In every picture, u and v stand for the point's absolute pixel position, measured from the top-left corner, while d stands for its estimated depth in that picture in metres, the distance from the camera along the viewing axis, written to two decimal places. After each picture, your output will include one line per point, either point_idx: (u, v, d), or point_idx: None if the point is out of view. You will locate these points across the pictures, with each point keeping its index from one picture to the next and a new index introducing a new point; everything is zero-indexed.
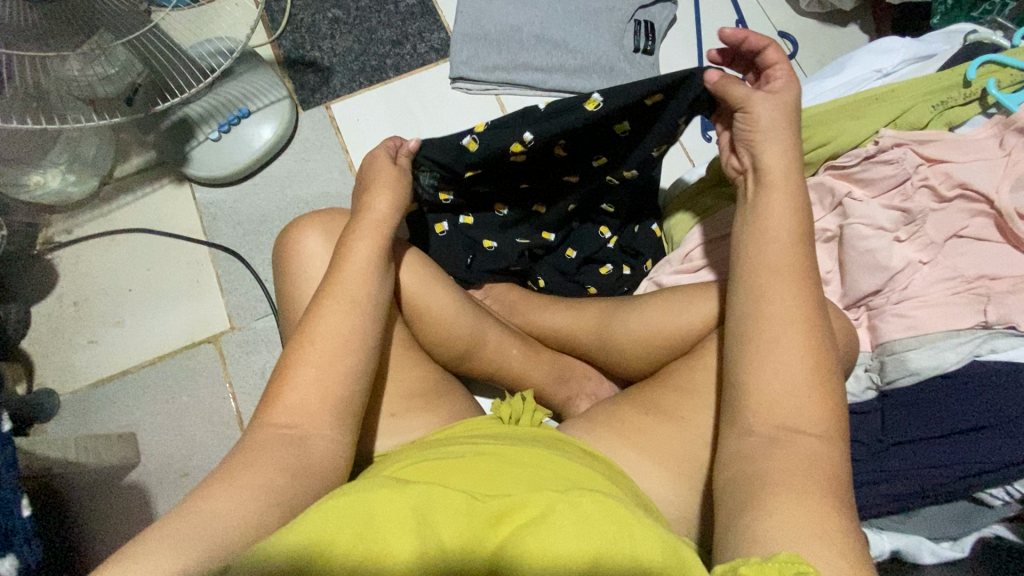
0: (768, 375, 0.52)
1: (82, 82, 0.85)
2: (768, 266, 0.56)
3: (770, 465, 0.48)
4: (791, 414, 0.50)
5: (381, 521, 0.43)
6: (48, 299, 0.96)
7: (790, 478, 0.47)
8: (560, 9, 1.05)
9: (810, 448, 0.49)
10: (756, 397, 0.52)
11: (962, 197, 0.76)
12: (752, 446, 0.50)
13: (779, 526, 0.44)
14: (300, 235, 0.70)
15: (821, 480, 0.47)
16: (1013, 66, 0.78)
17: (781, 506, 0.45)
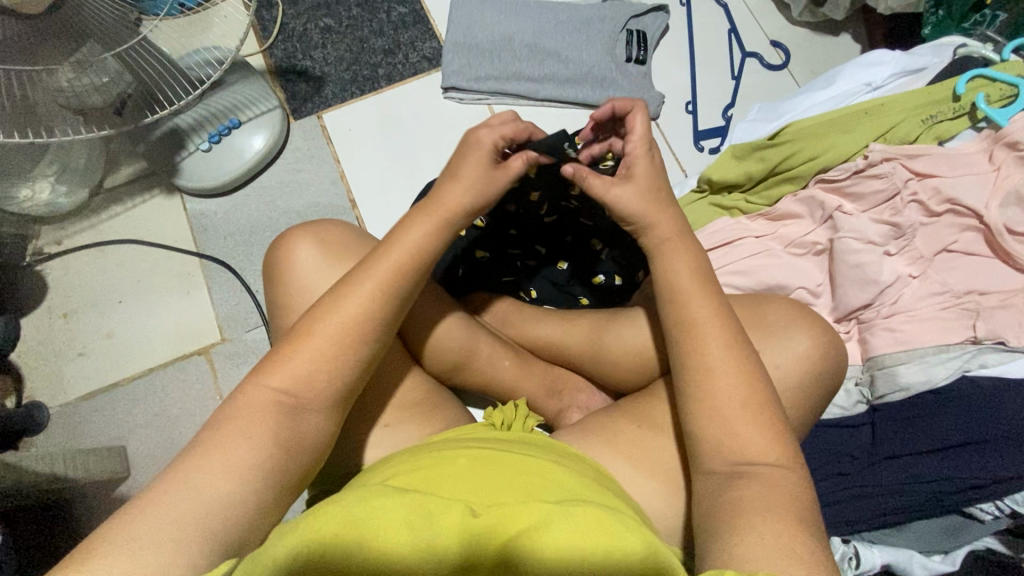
0: (711, 416, 0.52)
1: (71, 92, 0.84)
2: (687, 307, 0.56)
3: (733, 496, 0.48)
4: (738, 447, 0.50)
5: (379, 530, 0.44)
6: (37, 311, 0.95)
7: (758, 503, 0.46)
8: (552, 18, 1.05)
9: (771, 475, 0.48)
10: (708, 438, 0.52)
11: (951, 211, 0.76)
12: (715, 484, 0.50)
13: (749, 551, 0.43)
14: (288, 248, 0.69)
15: (784, 502, 0.46)
16: (1002, 82, 0.78)
17: (752, 529, 0.44)
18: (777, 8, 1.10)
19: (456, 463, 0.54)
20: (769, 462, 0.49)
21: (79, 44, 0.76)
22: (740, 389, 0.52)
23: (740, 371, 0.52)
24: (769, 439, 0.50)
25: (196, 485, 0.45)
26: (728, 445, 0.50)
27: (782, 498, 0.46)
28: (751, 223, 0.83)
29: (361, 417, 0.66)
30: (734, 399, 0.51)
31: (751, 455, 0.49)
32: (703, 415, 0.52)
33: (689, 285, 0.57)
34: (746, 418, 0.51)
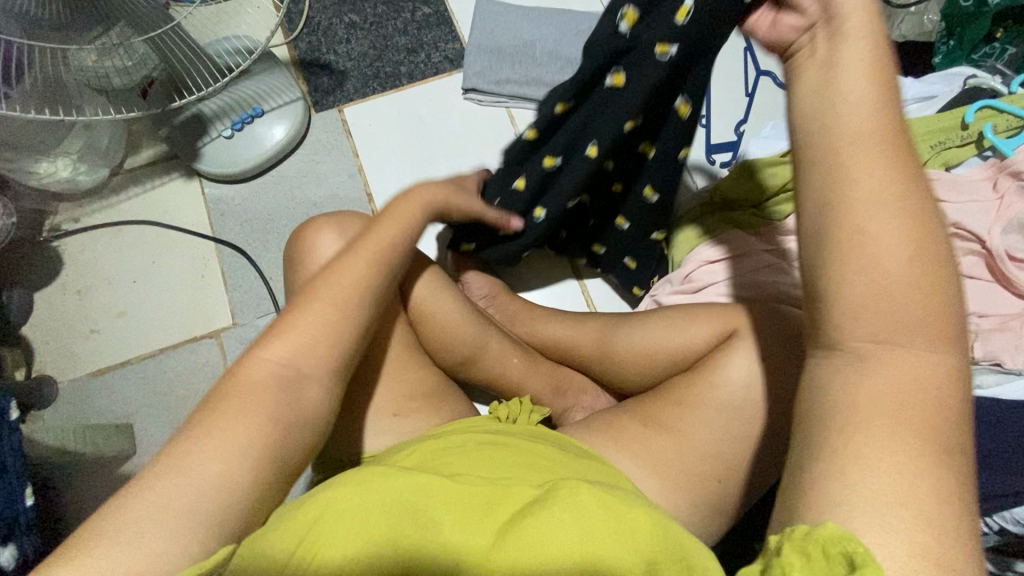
0: (861, 294, 0.36)
1: (98, 72, 0.88)
2: (849, 133, 0.38)
3: (849, 396, 0.35)
4: (886, 322, 0.36)
5: (380, 515, 0.47)
6: (50, 287, 0.96)
7: (884, 420, 0.34)
8: (574, 28, 1.08)
9: (909, 373, 0.35)
10: (841, 315, 0.37)
11: (954, 236, 0.79)
12: (832, 378, 0.37)
13: (857, 493, 0.32)
14: (314, 234, 0.71)
15: (927, 417, 0.34)
16: (1011, 113, 0.81)
17: (853, 462, 0.33)
18: None
19: (465, 446, 0.57)
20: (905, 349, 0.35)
21: (109, 25, 0.76)
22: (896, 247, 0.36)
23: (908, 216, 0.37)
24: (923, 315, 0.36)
25: (190, 456, 0.44)
26: (870, 320, 0.36)
27: (920, 409, 0.34)
28: (758, 236, 0.86)
29: (374, 404, 0.68)
30: (903, 250, 0.36)
31: (904, 339, 0.36)
32: (843, 268, 0.37)
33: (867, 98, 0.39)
34: (911, 275, 0.36)
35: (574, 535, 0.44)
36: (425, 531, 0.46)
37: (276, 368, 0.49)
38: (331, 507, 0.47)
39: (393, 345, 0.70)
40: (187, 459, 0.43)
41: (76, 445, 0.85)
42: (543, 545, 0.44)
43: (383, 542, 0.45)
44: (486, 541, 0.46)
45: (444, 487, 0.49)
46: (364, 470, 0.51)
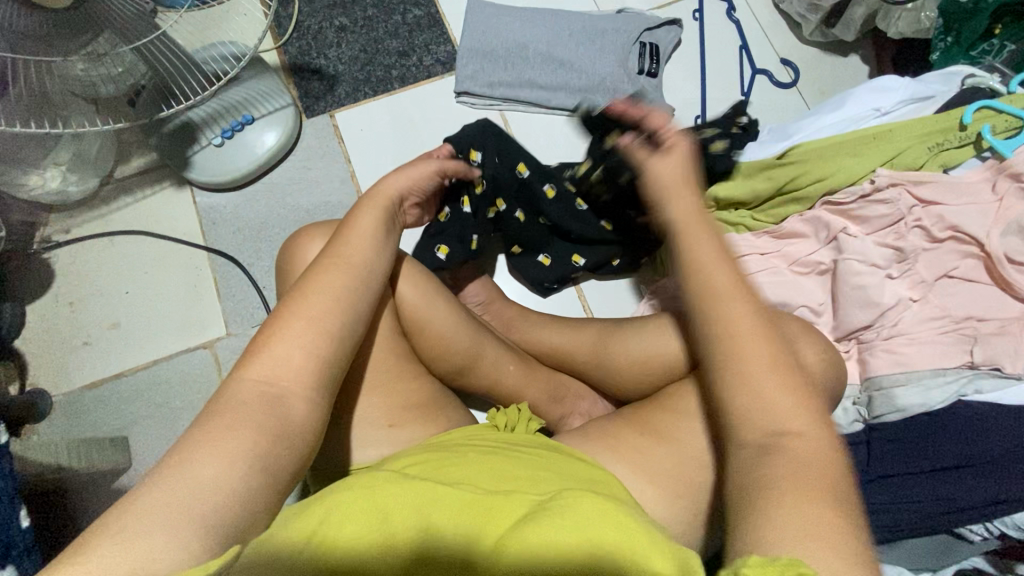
0: (745, 399, 0.49)
1: (85, 81, 0.84)
2: (714, 290, 0.54)
3: (776, 469, 0.45)
4: (767, 417, 0.48)
5: (377, 517, 0.46)
6: (42, 299, 0.96)
7: (788, 481, 0.44)
8: (567, 28, 1.06)
9: (800, 450, 0.46)
10: (741, 417, 0.49)
11: (952, 238, 0.78)
12: (749, 458, 0.48)
13: (778, 532, 0.41)
14: (306, 246, 0.70)
15: (815, 478, 0.44)
16: (1009, 114, 0.80)
17: (777, 513, 0.42)
18: (787, 27, 1.11)
19: (464, 457, 0.56)
20: (800, 433, 0.47)
21: (97, 32, 0.75)
22: (767, 355, 0.50)
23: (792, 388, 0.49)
24: (796, 409, 0.48)
25: (198, 468, 0.43)
26: (752, 417, 0.49)
27: (813, 473, 0.44)
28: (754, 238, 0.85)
29: (367, 416, 0.67)
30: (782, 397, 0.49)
31: (788, 423, 0.48)
32: (732, 393, 0.50)
33: (727, 288, 0.54)
34: (780, 395, 0.49)
35: (574, 541, 0.42)
36: (416, 533, 0.45)
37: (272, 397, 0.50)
38: (333, 509, 0.47)
39: (387, 357, 0.70)
40: (192, 475, 0.43)
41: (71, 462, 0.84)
42: (542, 549, 0.42)
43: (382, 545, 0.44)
44: (485, 547, 0.44)
45: (442, 493, 0.47)
46: (368, 476, 0.51)
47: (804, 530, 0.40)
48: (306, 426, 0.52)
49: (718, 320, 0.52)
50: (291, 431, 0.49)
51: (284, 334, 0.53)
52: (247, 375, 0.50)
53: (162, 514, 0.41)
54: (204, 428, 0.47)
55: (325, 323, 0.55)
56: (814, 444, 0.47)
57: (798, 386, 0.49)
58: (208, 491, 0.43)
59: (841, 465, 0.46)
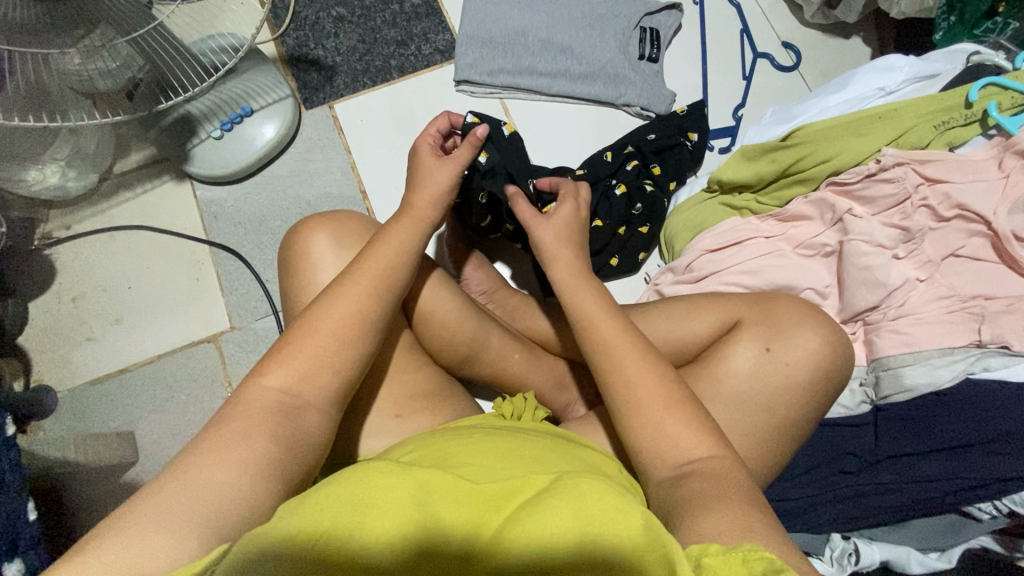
0: (667, 429, 0.53)
1: (82, 75, 0.85)
2: (601, 336, 0.59)
3: (684, 495, 0.48)
4: (674, 447, 0.52)
5: (374, 506, 0.43)
6: (45, 295, 0.95)
7: (715, 492, 0.47)
8: (566, 14, 1.06)
9: (713, 467, 0.50)
10: (659, 448, 0.52)
11: (960, 217, 0.78)
12: (667, 484, 0.51)
13: (714, 527, 0.44)
14: (308, 235, 0.69)
15: (734, 488, 0.48)
16: (1015, 90, 0.79)
17: (715, 514, 0.45)
18: (789, 10, 1.10)
19: (468, 439, 0.56)
20: (703, 458, 0.51)
21: (91, 27, 0.74)
22: (662, 390, 0.55)
23: (680, 410, 0.53)
24: (699, 435, 0.52)
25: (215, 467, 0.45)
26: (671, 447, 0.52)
27: (729, 485, 0.48)
28: (759, 223, 0.85)
29: (374, 405, 0.67)
30: (684, 429, 0.52)
31: (697, 450, 0.52)
32: (638, 422, 0.54)
33: (607, 335, 0.59)
34: (676, 419, 0.53)
35: (579, 526, 0.41)
36: (416, 520, 0.43)
37: (290, 406, 0.51)
38: (332, 499, 0.44)
39: (393, 345, 0.69)
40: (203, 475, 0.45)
41: (77, 456, 0.88)
42: (541, 534, 0.41)
43: (385, 534, 0.42)
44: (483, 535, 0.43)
45: (436, 480, 0.46)
46: (367, 463, 0.49)
47: (750, 526, 0.44)
48: (312, 415, 0.52)
49: (602, 375, 0.57)
50: (293, 418, 0.50)
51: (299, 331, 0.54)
52: (259, 382, 0.51)
53: (172, 506, 0.42)
54: (230, 425, 0.48)
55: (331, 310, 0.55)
56: (724, 461, 0.51)
57: (691, 410, 0.54)
58: (212, 495, 0.44)
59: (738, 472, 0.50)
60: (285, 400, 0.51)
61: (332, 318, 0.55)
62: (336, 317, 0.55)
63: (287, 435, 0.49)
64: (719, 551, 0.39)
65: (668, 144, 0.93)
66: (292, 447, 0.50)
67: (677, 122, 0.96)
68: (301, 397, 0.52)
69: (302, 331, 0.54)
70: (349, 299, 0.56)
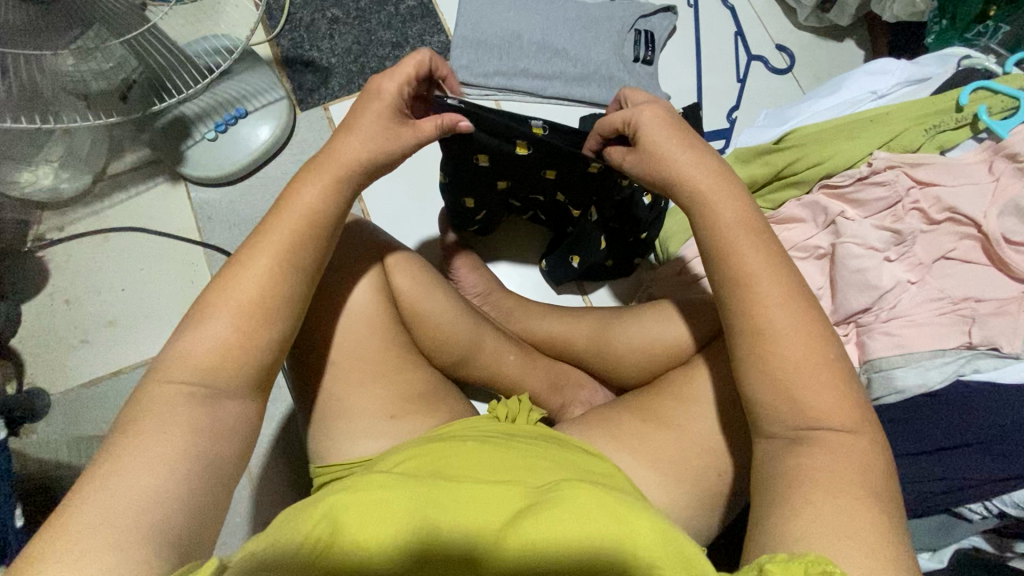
0: (806, 385, 0.49)
1: (76, 77, 0.84)
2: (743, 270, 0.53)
3: (795, 467, 0.47)
4: (798, 406, 0.49)
5: (373, 521, 0.43)
6: (39, 297, 0.95)
7: (823, 474, 0.46)
8: (561, 17, 1.06)
9: (835, 441, 0.47)
10: (788, 403, 0.49)
11: (950, 220, 0.78)
12: (778, 450, 0.50)
13: (804, 528, 0.43)
14: None
15: (848, 469, 0.46)
16: (1004, 94, 0.80)
17: (809, 506, 0.44)
18: (783, 13, 1.11)
19: (466, 446, 0.56)
20: (840, 426, 0.48)
21: (85, 27, 0.74)
22: (795, 344, 0.50)
23: (824, 368, 0.50)
24: (840, 403, 0.49)
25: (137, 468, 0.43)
26: (790, 402, 0.49)
27: (846, 467, 0.46)
28: None
29: (367, 407, 0.66)
30: (821, 386, 0.49)
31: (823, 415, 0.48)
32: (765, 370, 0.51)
33: (742, 236, 0.54)
34: (819, 374, 0.49)
35: (583, 534, 0.42)
36: (423, 533, 0.43)
37: None
38: (333, 511, 0.44)
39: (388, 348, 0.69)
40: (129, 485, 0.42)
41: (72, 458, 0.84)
42: (547, 542, 0.42)
43: (394, 548, 0.42)
44: (483, 546, 0.43)
45: (437, 490, 0.46)
46: (365, 474, 0.48)
47: (834, 526, 0.42)
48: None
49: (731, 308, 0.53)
50: None
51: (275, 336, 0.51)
52: (245, 375, 0.50)
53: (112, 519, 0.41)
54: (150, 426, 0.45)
55: None
56: (842, 431, 0.48)
57: (821, 369, 0.49)
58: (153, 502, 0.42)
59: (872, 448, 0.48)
60: (196, 385, 0.48)
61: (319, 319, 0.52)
62: None
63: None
64: (783, 560, 0.38)
65: None
66: None
67: None
68: None
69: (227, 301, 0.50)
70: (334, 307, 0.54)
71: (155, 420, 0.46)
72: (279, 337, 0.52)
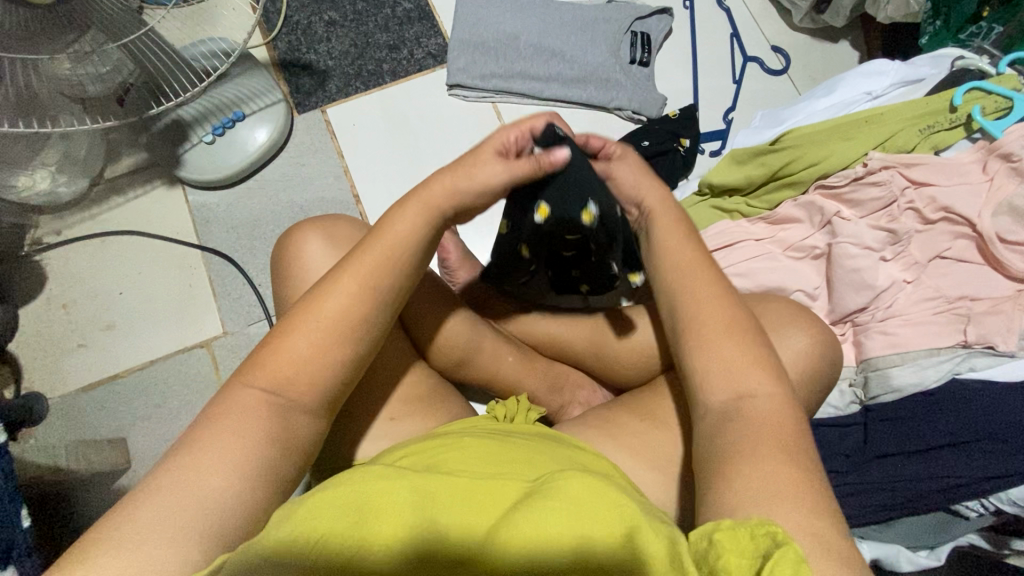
0: (721, 361, 0.53)
1: (74, 81, 0.83)
2: (672, 265, 0.61)
3: (727, 440, 0.48)
4: (726, 383, 0.52)
5: (370, 511, 0.43)
6: (37, 302, 0.95)
7: (747, 442, 0.47)
8: (557, 19, 1.06)
9: (759, 408, 0.50)
10: (709, 376, 0.53)
11: (945, 220, 0.79)
12: (711, 423, 0.51)
13: (738, 495, 0.44)
14: (301, 239, 0.69)
15: (771, 438, 0.47)
16: (998, 94, 0.80)
17: (739, 475, 0.45)
18: (778, 14, 1.11)
19: (462, 442, 0.57)
20: (756, 391, 0.51)
21: (83, 31, 0.73)
22: (727, 348, 0.53)
23: (751, 354, 0.53)
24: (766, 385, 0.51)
25: (188, 472, 0.45)
26: (721, 383, 0.52)
27: (766, 434, 0.47)
28: (750, 225, 0.86)
29: (367, 409, 0.66)
30: (740, 357, 0.53)
31: (747, 386, 0.51)
32: (695, 358, 0.54)
33: (683, 260, 0.61)
34: (736, 347, 0.53)
35: (578, 524, 0.42)
36: (418, 524, 0.43)
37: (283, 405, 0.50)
38: (333, 502, 0.44)
39: (387, 350, 0.69)
40: (168, 490, 0.44)
41: (71, 463, 0.86)
42: (542, 533, 0.42)
43: (389, 537, 0.42)
44: (478, 534, 0.43)
45: (434, 485, 0.46)
46: (364, 468, 0.49)
47: (785, 498, 0.43)
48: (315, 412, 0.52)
49: (671, 301, 0.59)
50: (295, 436, 0.50)
51: (300, 322, 0.52)
52: (250, 380, 0.50)
53: (155, 521, 0.42)
54: (192, 435, 0.47)
55: None
56: (769, 403, 0.50)
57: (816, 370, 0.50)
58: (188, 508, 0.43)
59: (794, 411, 0.50)
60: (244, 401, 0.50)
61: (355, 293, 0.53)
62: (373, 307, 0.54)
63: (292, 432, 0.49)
64: (730, 527, 0.40)
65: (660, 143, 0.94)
66: (291, 447, 0.49)
67: (669, 124, 0.97)
68: (319, 395, 0.51)
69: (295, 316, 0.53)
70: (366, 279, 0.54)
71: (194, 430, 0.48)
72: (286, 327, 0.52)
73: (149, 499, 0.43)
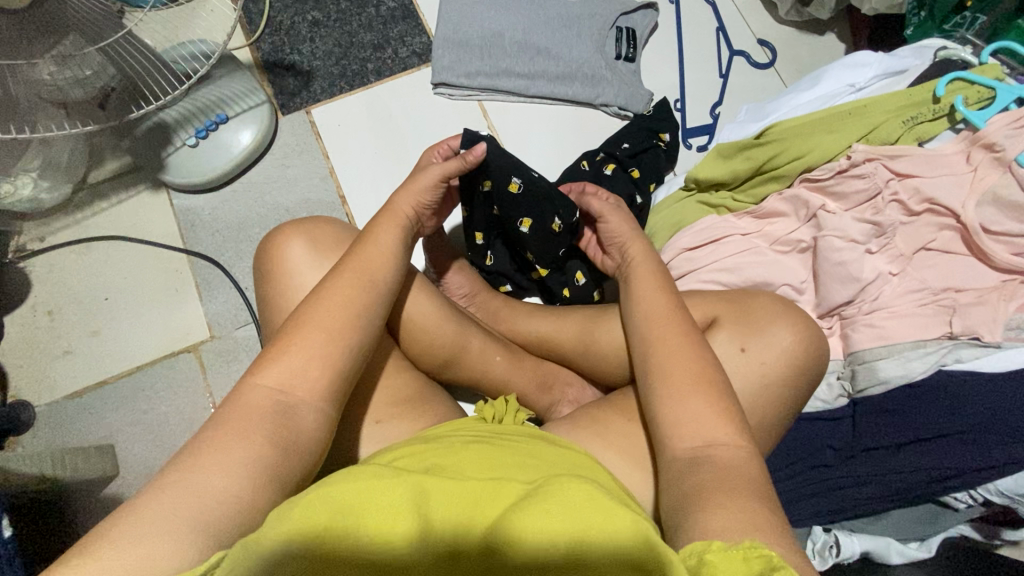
0: (690, 411, 0.54)
1: (53, 84, 0.81)
2: (654, 313, 0.63)
3: (703, 475, 0.49)
4: (696, 429, 0.53)
5: (360, 509, 0.42)
6: (20, 309, 0.94)
7: (722, 480, 0.48)
8: (542, 15, 1.06)
9: (727, 457, 0.50)
10: (678, 423, 0.53)
11: (930, 211, 0.79)
12: (679, 467, 0.51)
13: (723, 521, 0.44)
14: (283, 242, 0.69)
15: (736, 484, 0.48)
16: (980, 84, 0.80)
17: (725, 505, 0.45)
18: (764, 7, 1.11)
19: (452, 447, 0.56)
20: (723, 442, 0.51)
21: (62, 35, 0.72)
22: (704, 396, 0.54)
23: (717, 402, 0.54)
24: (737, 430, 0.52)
25: (194, 474, 0.44)
26: (689, 429, 0.53)
27: (735, 479, 0.48)
28: (737, 220, 0.86)
29: (352, 411, 0.66)
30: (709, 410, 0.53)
31: (714, 437, 0.52)
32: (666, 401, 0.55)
33: (660, 312, 0.63)
34: (703, 396, 0.54)
35: (570, 525, 0.41)
36: (416, 522, 0.42)
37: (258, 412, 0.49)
38: (323, 499, 0.43)
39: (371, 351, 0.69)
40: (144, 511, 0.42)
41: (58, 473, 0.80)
42: (538, 531, 0.41)
43: (387, 535, 0.41)
44: (473, 535, 0.42)
45: (428, 481, 0.45)
46: (351, 469, 0.47)
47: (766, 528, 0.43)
48: (305, 408, 0.51)
49: (645, 348, 0.61)
50: None
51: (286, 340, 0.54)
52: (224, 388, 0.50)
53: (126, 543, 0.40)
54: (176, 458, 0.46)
55: (315, 327, 0.54)
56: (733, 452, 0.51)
57: None
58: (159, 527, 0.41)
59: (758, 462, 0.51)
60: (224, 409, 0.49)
61: (326, 307, 0.56)
62: (353, 325, 0.56)
63: (281, 427, 0.49)
64: (723, 548, 0.40)
65: (639, 140, 0.93)
66: None
67: (647, 120, 0.96)
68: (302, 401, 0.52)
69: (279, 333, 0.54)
70: (337, 291, 0.57)
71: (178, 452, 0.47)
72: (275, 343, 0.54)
73: (151, 501, 0.42)
